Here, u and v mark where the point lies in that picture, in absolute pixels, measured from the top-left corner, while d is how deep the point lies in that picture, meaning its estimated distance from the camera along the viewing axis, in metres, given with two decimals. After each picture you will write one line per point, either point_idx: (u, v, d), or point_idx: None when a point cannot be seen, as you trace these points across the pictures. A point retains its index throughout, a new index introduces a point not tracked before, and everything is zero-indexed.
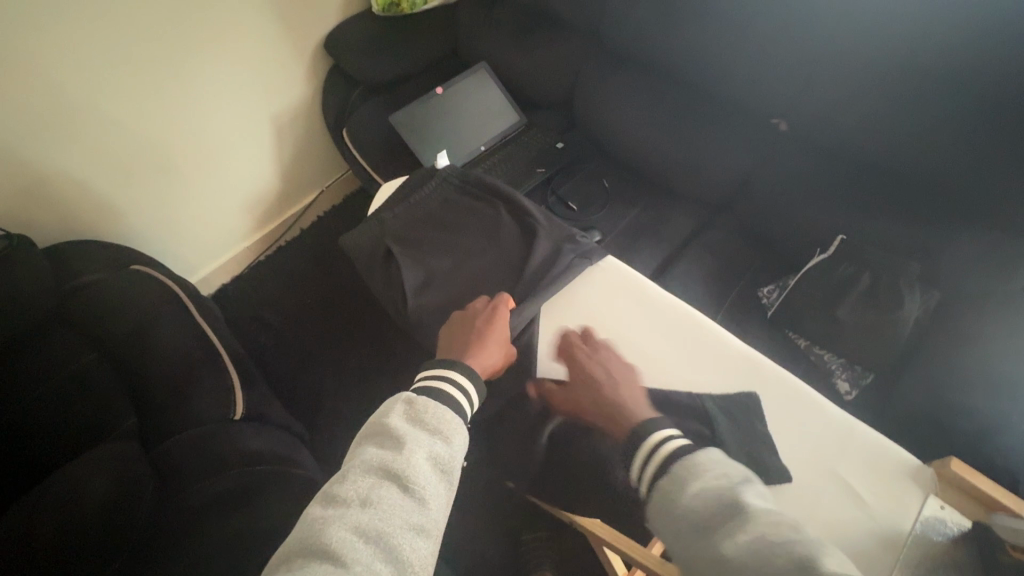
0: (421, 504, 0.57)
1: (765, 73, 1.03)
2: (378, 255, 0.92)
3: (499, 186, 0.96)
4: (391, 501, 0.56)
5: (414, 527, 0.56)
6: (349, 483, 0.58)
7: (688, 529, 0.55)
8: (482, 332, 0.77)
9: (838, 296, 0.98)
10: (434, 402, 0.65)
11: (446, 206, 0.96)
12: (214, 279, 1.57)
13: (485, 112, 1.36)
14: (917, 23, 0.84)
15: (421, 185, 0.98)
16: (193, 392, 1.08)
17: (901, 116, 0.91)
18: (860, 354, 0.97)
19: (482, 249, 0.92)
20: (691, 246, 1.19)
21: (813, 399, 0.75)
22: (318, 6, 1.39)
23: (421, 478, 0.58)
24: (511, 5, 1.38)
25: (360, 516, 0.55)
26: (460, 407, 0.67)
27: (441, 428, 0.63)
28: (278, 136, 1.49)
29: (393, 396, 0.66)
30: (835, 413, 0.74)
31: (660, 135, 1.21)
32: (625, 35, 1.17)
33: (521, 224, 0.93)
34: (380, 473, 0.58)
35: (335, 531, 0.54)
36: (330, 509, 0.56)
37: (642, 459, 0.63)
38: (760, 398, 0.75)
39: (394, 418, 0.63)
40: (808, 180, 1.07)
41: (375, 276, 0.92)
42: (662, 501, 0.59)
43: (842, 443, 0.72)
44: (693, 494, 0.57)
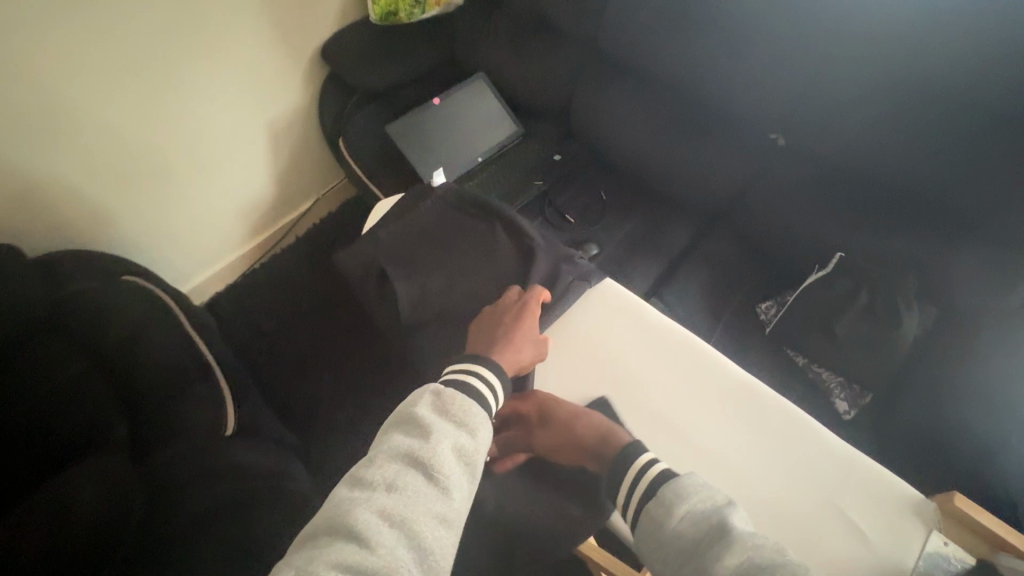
0: (445, 494, 0.57)
1: (765, 87, 1.02)
2: (371, 271, 0.91)
3: (495, 204, 0.95)
4: (417, 487, 0.57)
5: (437, 516, 0.56)
6: (376, 467, 0.58)
7: (676, 555, 0.55)
8: (512, 327, 0.77)
9: (837, 313, 0.97)
10: (461, 396, 0.64)
11: (443, 224, 0.95)
12: (208, 287, 1.56)
13: (482, 123, 1.35)
14: (917, 40, 0.83)
15: (420, 202, 0.97)
16: (185, 405, 1.05)
17: (900, 133, 0.90)
18: (858, 372, 0.96)
19: (479, 266, 0.90)
20: (688, 259, 1.18)
21: (814, 429, 0.74)
22: (315, 14, 1.38)
23: (446, 469, 0.58)
24: (509, 14, 1.37)
25: (386, 500, 0.56)
26: (486, 403, 0.66)
27: (466, 420, 0.63)
28: (274, 143, 1.48)
29: (422, 387, 0.66)
30: (837, 443, 0.73)
31: (658, 146, 1.19)
32: (623, 47, 1.17)
33: (518, 243, 0.92)
34: (407, 460, 0.59)
35: (361, 512, 0.54)
36: (357, 492, 0.57)
37: (629, 483, 0.63)
38: (760, 428, 0.74)
39: (421, 407, 0.63)
40: (806, 196, 1.06)
41: (368, 293, 0.91)
42: (652, 525, 0.58)
43: (843, 475, 0.71)
44: (679, 519, 0.56)
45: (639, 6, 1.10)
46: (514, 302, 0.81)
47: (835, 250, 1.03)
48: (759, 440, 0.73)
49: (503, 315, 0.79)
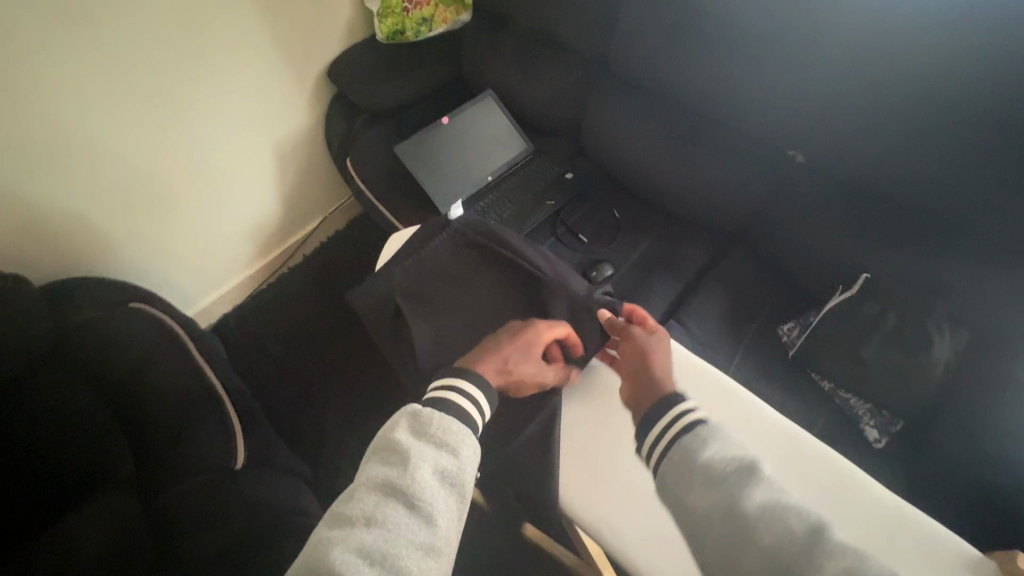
0: (429, 522, 0.52)
1: (784, 102, 0.99)
2: (387, 309, 0.88)
3: (511, 240, 0.91)
4: (396, 519, 0.52)
5: (421, 547, 0.51)
6: (354, 502, 0.54)
7: (700, 481, 0.53)
8: (515, 340, 0.74)
9: (863, 336, 0.94)
10: (440, 414, 0.59)
11: (458, 259, 0.91)
12: (215, 310, 1.53)
13: (491, 142, 1.33)
14: (938, 57, 0.81)
15: (431, 238, 0.93)
16: (195, 440, 1.01)
17: (930, 150, 0.87)
18: (887, 398, 0.93)
19: (496, 308, 0.89)
20: (705, 279, 1.15)
21: (854, 472, 0.69)
22: (321, 34, 1.37)
23: (427, 495, 0.53)
24: (517, 31, 1.36)
25: (365, 536, 0.51)
26: (467, 420, 0.61)
27: (447, 440, 0.57)
28: (280, 162, 1.46)
29: (397, 408, 0.60)
30: (881, 492, 0.68)
31: (673, 162, 1.17)
32: (633, 63, 1.15)
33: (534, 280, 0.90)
34: (385, 491, 0.54)
35: (340, 553, 0.50)
36: (336, 531, 0.52)
37: (663, 420, 0.57)
38: (798, 477, 0.69)
39: (399, 431, 0.57)
40: (830, 213, 1.02)
41: (383, 331, 0.88)
42: (680, 456, 0.55)
43: (888, 528, 0.66)
44: (713, 454, 0.54)
45: (652, 20, 1.07)
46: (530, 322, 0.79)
47: (860, 271, 1.00)
48: (787, 479, 0.69)
49: (512, 329, 0.77)
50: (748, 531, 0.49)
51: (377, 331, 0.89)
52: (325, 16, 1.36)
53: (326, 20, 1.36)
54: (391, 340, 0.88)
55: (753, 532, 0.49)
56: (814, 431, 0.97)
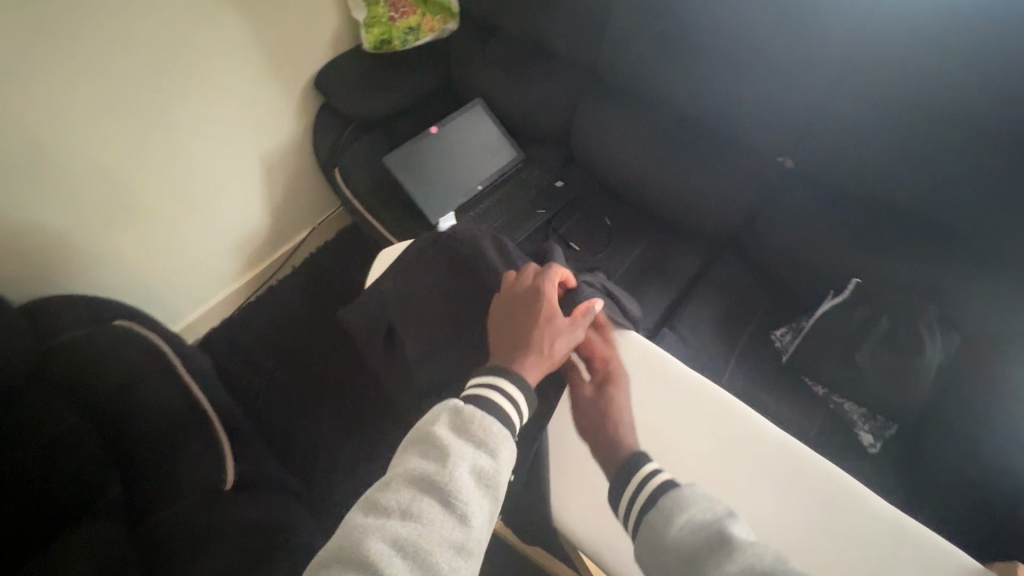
0: (463, 522, 0.52)
1: (771, 110, 1.00)
2: (378, 329, 0.86)
3: (480, 236, 0.85)
4: (431, 515, 0.51)
5: (454, 545, 0.50)
6: (390, 492, 0.53)
7: (675, 561, 0.51)
8: (535, 318, 0.69)
9: (856, 341, 0.95)
10: (481, 413, 0.57)
11: (434, 268, 0.86)
12: (203, 324, 1.51)
13: (481, 151, 1.32)
14: (925, 63, 0.82)
15: (407, 253, 0.88)
16: (183, 462, 0.99)
17: (917, 156, 0.88)
18: (881, 403, 0.93)
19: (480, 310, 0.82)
20: (697, 286, 1.15)
21: (854, 490, 0.68)
22: (308, 45, 1.36)
23: (464, 495, 0.52)
24: (505, 40, 1.36)
25: (399, 528, 0.51)
26: (508, 421, 0.59)
27: (486, 440, 0.56)
28: (267, 175, 1.45)
29: (439, 403, 0.59)
30: (884, 507, 0.67)
31: (663, 170, 1.17)
32: (622, 71, 1.15)
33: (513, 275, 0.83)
34: (421, 485, 0.53)
35: (373, 542, 0.49)
36: (373, 519, 0.52)
37: (629, 498, 0.58)
38: (800, 494, 0.68)
39: (439, 427, 0.56)
40: (819, 219, 1.03)
41: (377, 352, 0.87)
42: (649, 532, 0.54)
43: (893, 544, 0.65)
44: (679, 528, 0.52)
45: (640, 30, 1.08)
46: (532, 289, 0.72)
47: (850, 277, 1.01)
48: (788, 496, 0.68)
49: (523, 305, 0.71)
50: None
51: (371, 351, 0.88)
52: (312, 26, 1.35)
53: (312, 30, 1.35)
54: (382, 361, 0.86)
55: None
56: (809, 437, 0.97)
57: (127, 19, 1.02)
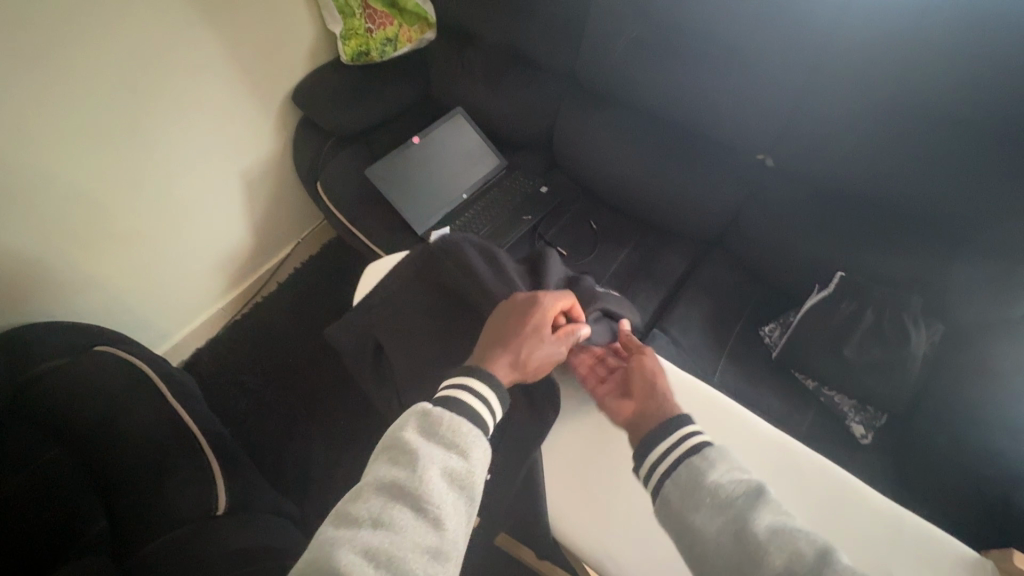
0: (437, 526, 0.50)
1: (750, 110, 1.01)
2: (367, 348, 0.84)
3: (468, 244, 0.82)
4: (403, 521, 0.50)
5: (430, 551, 0.49)
6: (361, 502, 0.52)
7: (709, 502, 0.54)
8: (526, 328, 0.69)
9: (844, 334, 0.96)
10: (451, 414, 0.57)
11: (422, 278, 0.83)
12: (188, 345, 1.48)
13: (464, 159, 1.32)
14: (896, 60, 0.83)
15: (396, 265, 0.86)
16: (172, 486, 0.97)
17: (893, 151, 0.90)
18: (871, 393, 0.95)
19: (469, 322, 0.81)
20: (686, 285, 1.16)
21: (854, 488, 0.68)
22: (285, 59, 1.35)
23: (436, 497, 0.51)
24: (483, 48, 1.35)
25: (372, 537, 0.49)
26: (479, 420, 0.58)
27: (457, 442, 0.55)
28: (247, 191, 1.43)
29: (408, 408, 0.58)
30: (878, 500, 0.68)
31: (647, 172, 1.17)
32: (601, 76, 1.15)
33: (503, 282, 0.80)
34: (392, 492, 0.52)
35: (345, 553, 0.47)
36: (342, 530, 0.50)
37: (668, 444, 0.59)
38: (796, 490, 0.68)
39: (409, 431, 0.55)
40: (801, 215, 1.04)
41: (367, 373, 0.85)
42: (687, 476, 0.56)
43: (888, 537, 0.65)
44: (720, 476, 0.56)
45: (617, 34, 1.08)
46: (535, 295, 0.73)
47: (835, 270, 1.02)
48: (785, 494, 0.68)
49: (517, 312, 0.71)
50: (763, 552, 0.50)
51: (360, 371, 0.86)
52: (287, 40, 1.33)
53: (288, 44, 1.34)
54: (373, 379, 0.84)
55: (764, 554, 0.49)
56: (803, 430, 0.97)
57: (97, 39, 0.99)
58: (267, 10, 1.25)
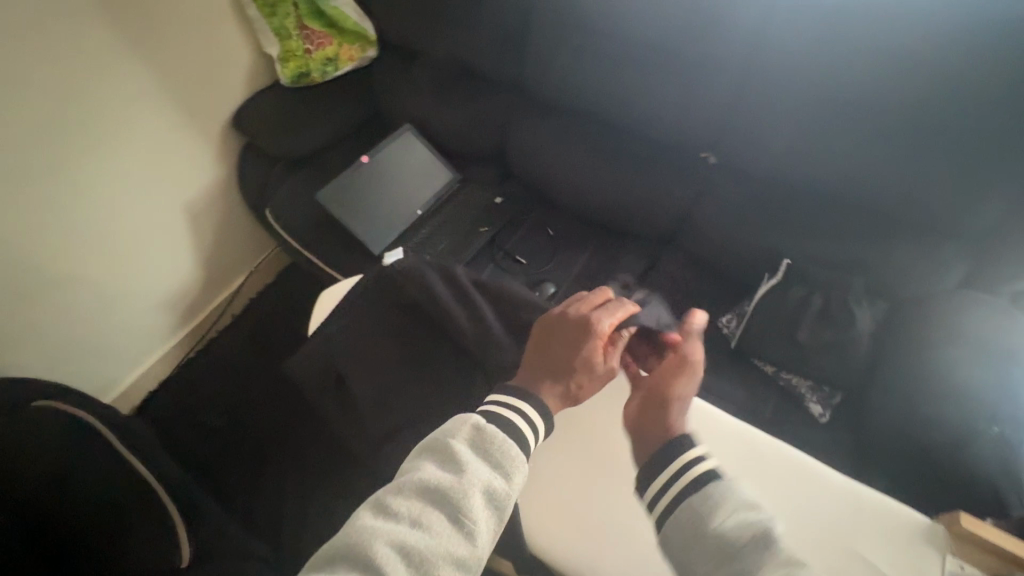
0: (469, 539, 0.51)
1: (690, 111, 1.05)
2: (328, 379, 0.79)
3: (422, 266, 0.82)
4: (440, 528, 0.51)
5: (458, 562, 0.50)
6: (400, 498, 0.53)
7: (711, 554, 0.51)
8: (584, 350, 0.67)
9: (795, 319, 0.99)
10: (502, 435, 0.57)
11: (378, 302, 0.82)
12: (140, 388, 1.41)
13: (417, 175, 1.31)
14: (816, 56, 0.89)
15: (349, 291, 0.84)
16: (131, 542, 0.92)
17: (822, 140, 0.95)
18: (825, 373, 0.98)
19: (432, 342, 0.79)
20: (644, 283, 1.18)
21: (811, 468, 0.71)
22: (223, 85, 1.31)
23: (475, 513, 0.52)
24: (428, 64, 1.35)
25: (408, 534, 0.50)
26: (524, 444, 0.58)
27: (504, 463, 0.56)
28: (193, 222, 1.37)
29: (464, 415, 0.59)
30: (836, 478, 0.71)
31: (598, 175, 1.19)
32: (545, 84, 1.17)
33: (461, 300, 0.80)
34: (433, 495, 0.53)
35: (381, 545, 0.49)
36: (381, 521, 0.52)
37: (668, 479, 0.57)
38: (761, 478, 0.70)
39: (460, 441, 0.56)
40: (747, 208, 1.08)
41: (330, 406, 0.80)
42: (690, 520, 0.53)
43: (849, 513, 0.68)
44: (722, 523, 0.52)
45: (559, 43, 1.10)
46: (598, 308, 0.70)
47: (783, 257, 1.06)
48: (751, 482, 0.70)
49: (574, 331, 0.69)
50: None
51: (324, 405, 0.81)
52: (222, 66, 1.29)
53: (223, 69, 1.30)
54: (336, 414, 0.79)
55: None
56: (766, 417, 1.00)
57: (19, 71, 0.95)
58: (200, 36, 1.21)
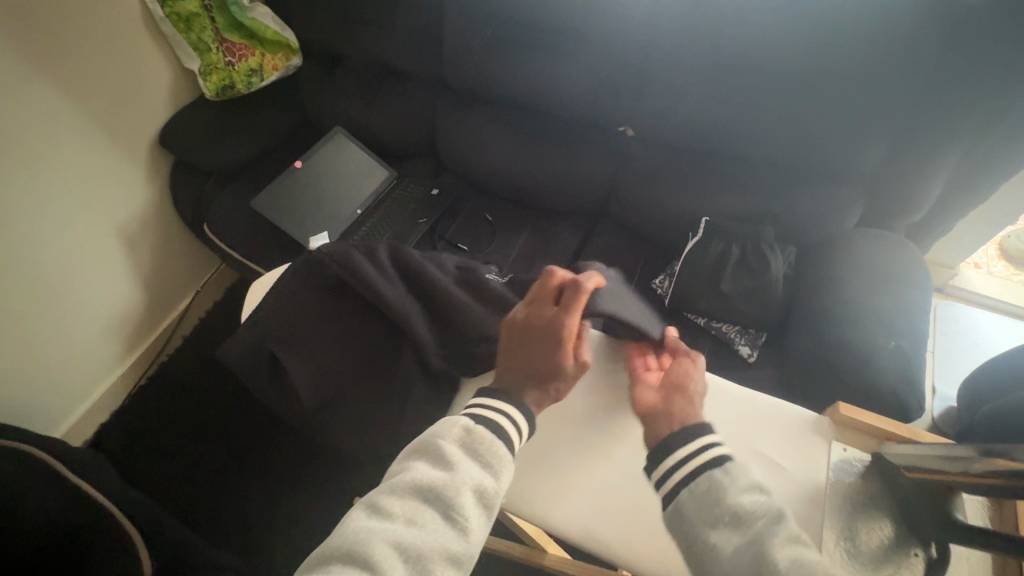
0: (461, 534, 0.52)
1: (604, 87, 1.11)
2: (261, 363, 0.76)
3: (350, 245, 0.79)
4: (432, 525, 0.51)
5: (451, 558, 0.50)
6: (394, 498, 0.53)
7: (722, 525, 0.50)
8: (552, 354, 0.64)
9: (719, 270, 1.07)
10: (489, 434, 0.58)
11: (312, 285, 0.77)
12: (91, 422, 1.37)
13: (352, 175, 1.33)
14: (706, 25, 0.95)
15: (285, 272, 0.78)
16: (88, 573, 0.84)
17: (723, 102, 1.03)
18: (748, 317, 1.06)
19: (363, 322, 0.77)
20: (581, 256, 1.24)
21: (711, 380, 0.69)
22: (145, 105, 1.30)
23: (465, 510, 0.53)
24: (352, 67, 1.37)
25: (402, 532, 0.50)
26: (509, 440, 0.59)
27: (491, 461, 0.57)
28: (129, 246, 1.35)
29: (451, 418, 0.59)
30: (737, 389, 0.69)
31: (527, 158, 1.24)
32: (466, 76, 1.21)
33: (389, 275, 0.79)
34: (426, 494, 0.53)
35: (377, 542, 0.49)
36: (376, 521, 0.51)
37: (677, 460, 0.55)
38: None
39: (448, 441, 0.57)
40: (666, 172, 1.15)
41: (265, 385, 0.77)
42: (693, 498, 0.53)
43: (749, 418, 0.66)
44: (740, 496, 0.51)
45: (474, 35, 1.13)
46: (562, 305, 0.66)
47: (702, 216, 1.13)
48: None
49: (541, 336, 0.65)
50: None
51: (259, 387, 0.78)
52: (143, 85, 1.28)
53: (140, 88, 1.28)
54: (273, 394, 0.78)
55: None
56: None
57: None
58: (114, 56, 1.20)
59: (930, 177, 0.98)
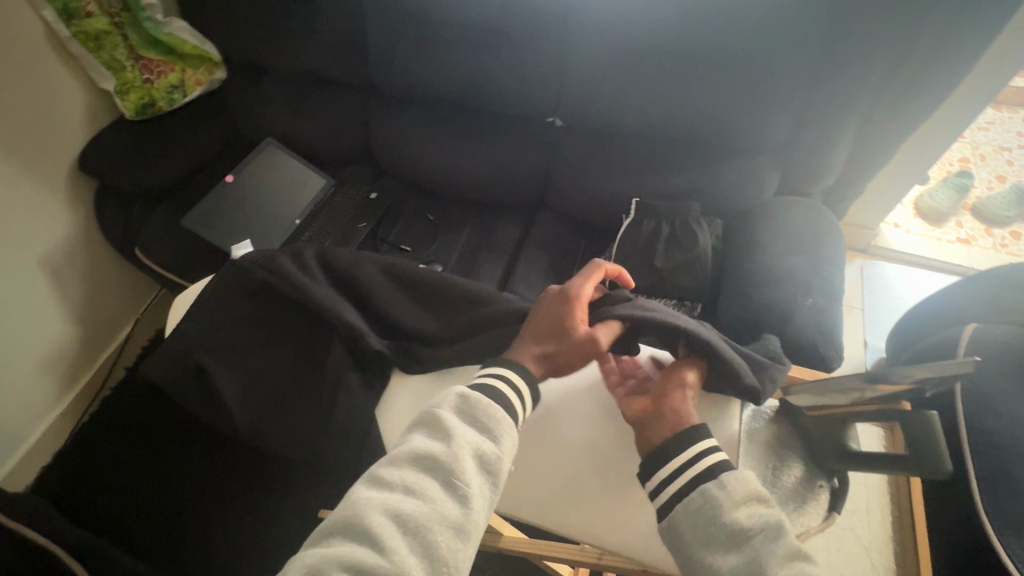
0: (462, 504, 0.53)
1: (528, 80, 1.13)
2: (186, 375, 0.74)
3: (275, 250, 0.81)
4: (434, 493, 0.53)
5: (454, 527, 0.51)
6: (394, 469, 0.54)
7: (721, 541, 0.52)
8: (562, 311, 0.68)
9: (650, 248, 1.11)
10: (488, 400, 0.59)
11: (239, 293, 0.78)
12: (31, 464, 1.31)
13: (289, 186, 1.31)
14: (613, 14, 0.99)
15: (211, 286, 0.78)
16: None
17: (642, 89, 1.06)
18: (682, 290, 1.10)
19: (296, 326, 0.78)
20: (523, 246, 1.27)
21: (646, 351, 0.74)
22: (61, 131, 1.25)
23: (466, 476, 0.53)
24: (279, 77, 1.36)
25: (403, 503, 0.52)
26: (508, 405, 0.60)
27: (492, 426, 0.57)
28: (56, 279, 1.29)
29: (450, 389, 0.60)
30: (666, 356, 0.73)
31: (460, 155, 1.26)
32: (392, 78, 1.22)
33: (317, 278, 0.80)
34: (426, 463, 0.54)
35: (375, 514, 0.51)
36: (376, 492, 0.53)
37: (678, 468, 0.57)
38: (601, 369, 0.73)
39: (445, 410, 0.58)
40: (595, 159, 1.18)
41: (194, 401, 0.74)
42: (690, 508, 0.55)
43: None
44: (737, 510, 0.53)
45: (393, 38, 1.15)
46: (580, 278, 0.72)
47: (632, 198, 1.18)
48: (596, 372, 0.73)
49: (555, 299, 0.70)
50: None
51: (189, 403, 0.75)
52: (56, 110, 1.23)
53: (54, 112, 1.23)
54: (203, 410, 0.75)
55: None
56: None
57: None
58: (20, 82, 1.15)
59: (831, 146, 1.05)
